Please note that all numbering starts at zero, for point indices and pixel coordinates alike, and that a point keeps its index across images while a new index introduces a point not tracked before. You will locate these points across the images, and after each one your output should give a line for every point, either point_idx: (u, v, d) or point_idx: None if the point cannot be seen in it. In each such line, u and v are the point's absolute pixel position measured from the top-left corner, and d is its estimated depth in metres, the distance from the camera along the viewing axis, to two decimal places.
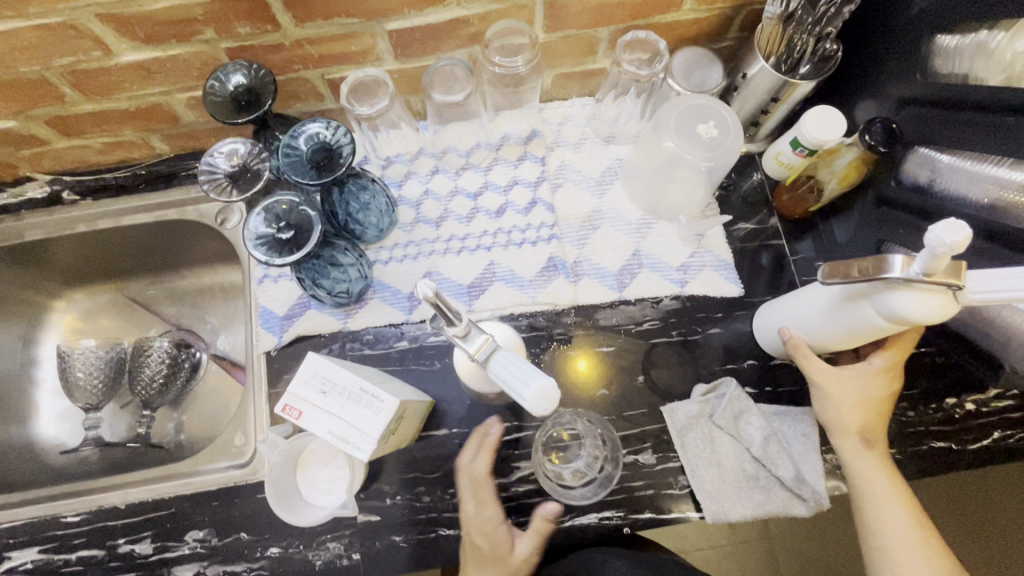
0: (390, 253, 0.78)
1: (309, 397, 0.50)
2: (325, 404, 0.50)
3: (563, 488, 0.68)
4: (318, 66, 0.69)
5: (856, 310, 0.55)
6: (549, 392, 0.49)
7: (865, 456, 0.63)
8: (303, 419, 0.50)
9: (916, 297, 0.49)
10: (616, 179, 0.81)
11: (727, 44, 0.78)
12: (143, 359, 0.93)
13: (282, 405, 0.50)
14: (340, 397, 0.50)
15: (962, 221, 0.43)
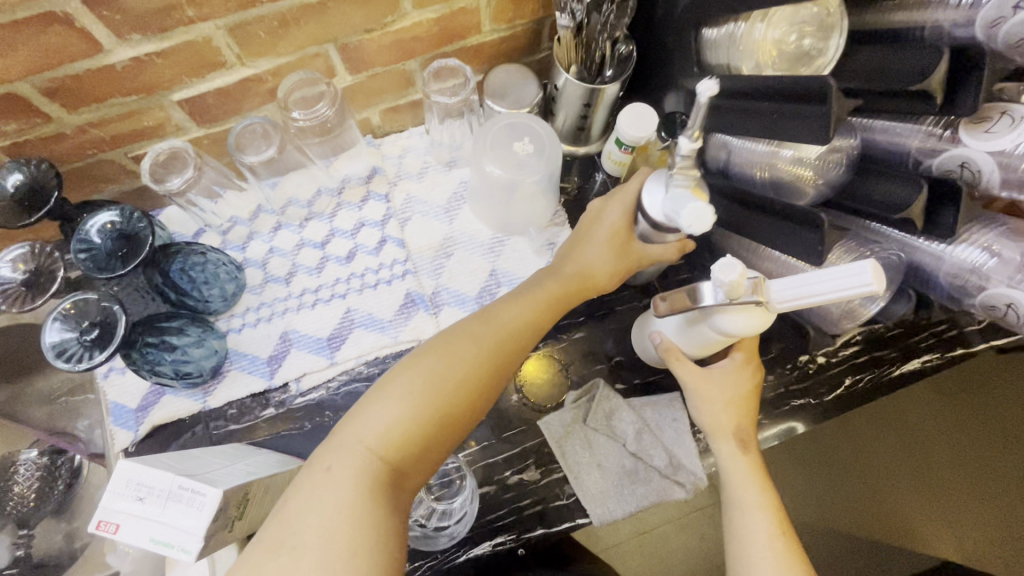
0: (243, 319, 0.75)
1: (124, 508, 0.47)
2: (143, 515, 0.47)
3: (437, 531, 0.67)
4: (115, 147, 0.66)
5: (699, 330, 0.55)
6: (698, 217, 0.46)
7: (740, 460, 0.60)
8: (121, 533, 0.47)
9: (737, 317, 0.49)
10: (463, 202, 0.82)
11: (541, 55, 0.79)
12: (11, 477, 0.88)
13: (96, 522, 0.47)
14: (158, 500, 0.48)
15: (731, 260, 0.43)
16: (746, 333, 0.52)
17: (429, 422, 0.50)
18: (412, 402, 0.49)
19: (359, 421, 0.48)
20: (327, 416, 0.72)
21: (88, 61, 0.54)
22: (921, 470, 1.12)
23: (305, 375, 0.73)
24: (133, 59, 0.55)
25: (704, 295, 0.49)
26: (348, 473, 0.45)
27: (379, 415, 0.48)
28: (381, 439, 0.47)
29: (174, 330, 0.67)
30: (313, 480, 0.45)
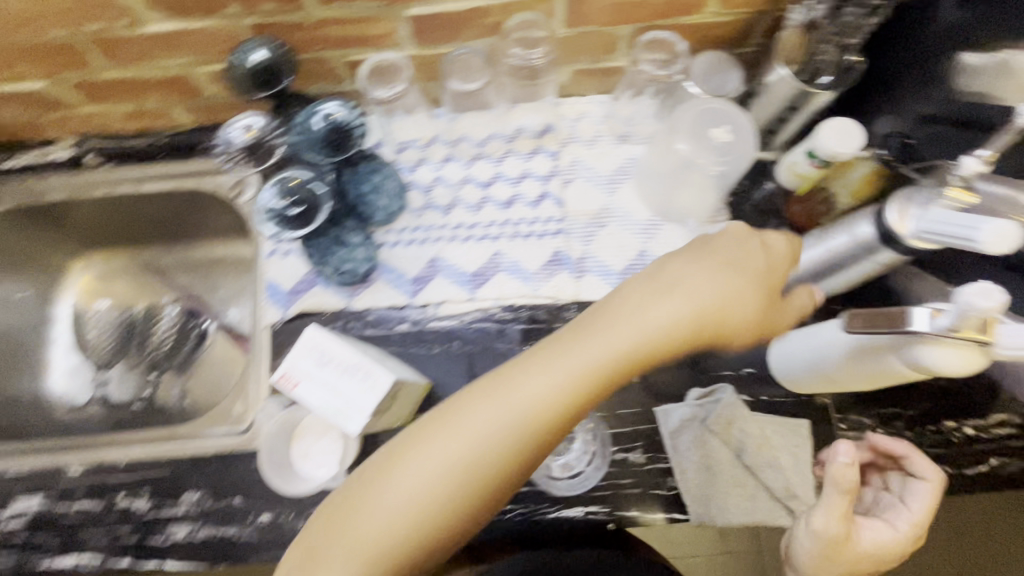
0: (397, 236, 0.79)
1: (307, 369, 0.52)
2: (318, 378, 0.51)
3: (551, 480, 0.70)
4: (338, 48, 0.69)
5: (880, 359, 0.53)
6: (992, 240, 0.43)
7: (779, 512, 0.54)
8: (298, 389, 0.52)
9: (947, 352, 0.47)
10: (627, 178, 0.81)
11: (749, 50, 0.77)
12: (154, 324, 0.99)
13: (281, 374, 0.52)
14: (336, 369, 0.52)
15: (998, 289, 0.43)
16: (948, 373, 0.49)
17: (552, 413, 0.46)
18: (542, 386, 0.46)
19: (442, 424, 0.46)
20: (455, 346, 0.75)
21: None
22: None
23: (444, 303, 0.76)
24: None
25: (917, 320, 0.46)
26: (421, 477, 0.45)
27: (483, 418, 0.45)
28: (482, 444, 0.45)
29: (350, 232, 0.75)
30: (389, 467, 0.46)
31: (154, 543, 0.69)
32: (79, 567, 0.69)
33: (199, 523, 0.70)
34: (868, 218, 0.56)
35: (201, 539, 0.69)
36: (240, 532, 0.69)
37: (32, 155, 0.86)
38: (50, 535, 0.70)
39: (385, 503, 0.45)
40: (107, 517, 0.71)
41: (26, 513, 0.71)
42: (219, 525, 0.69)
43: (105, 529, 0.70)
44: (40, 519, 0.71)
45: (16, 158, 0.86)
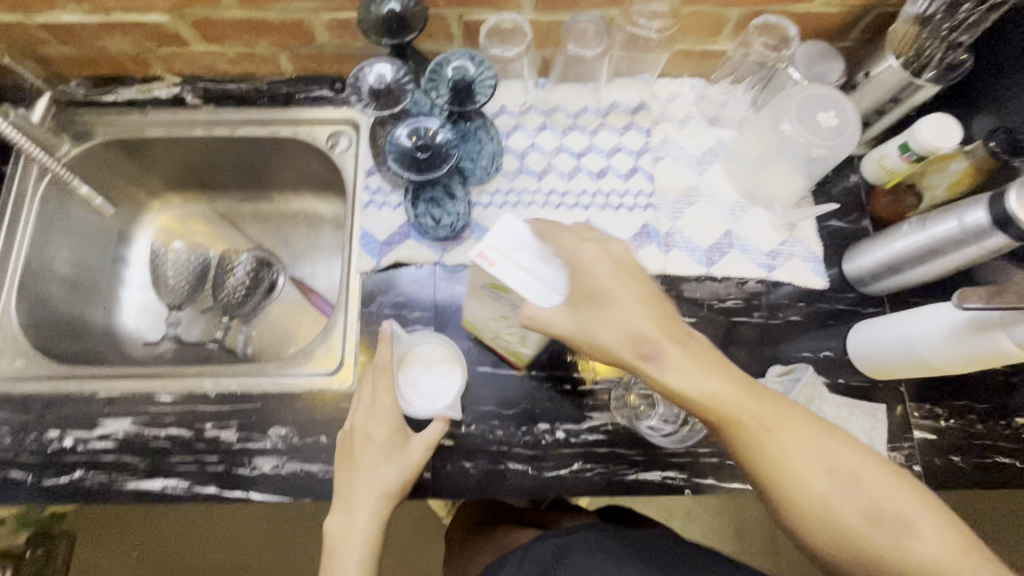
0: (491, 198, 0.80)
1: (506, 253, 0.55)
2: (513, 259, 0.55)
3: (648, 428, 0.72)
4: (460, 6, 0.71)
5: (988, 337, 0.56)
6: None
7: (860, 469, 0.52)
8: (494, 268, 0.54)
9: None
10: (717, 160, 0.83)
11: (849, 44, 0.79)
12: (228, 271, 0.98)
13: (479, 252, 0.55)
14: (531, 255, 0.56)
15: None
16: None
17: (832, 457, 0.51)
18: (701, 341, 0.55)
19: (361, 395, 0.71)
20: None
21: None
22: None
23: None
24: None
25: None
26: (367, 511, 0.66)
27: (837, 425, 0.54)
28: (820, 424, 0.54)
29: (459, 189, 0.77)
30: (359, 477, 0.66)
31: (240, 473, 0.71)
32: (166, 490, 0.70)
33: (285, 457, 0.71)
34: (981, 205, 0.58)
35: (287, 473, 0.71)
36: (325, 469, 0.70)
37: (134, 90, 0.87)
38: (138, 457, 0.71)
39: (376, 475, 0.66)
40: (194, 444, 0.72)
41: (114, 434, 0.73)
42: (304, 461, 0.71)
43: (193, 456, 0.71)
44: (128, 441, 0.72)
45: (116, 93, 0.87)
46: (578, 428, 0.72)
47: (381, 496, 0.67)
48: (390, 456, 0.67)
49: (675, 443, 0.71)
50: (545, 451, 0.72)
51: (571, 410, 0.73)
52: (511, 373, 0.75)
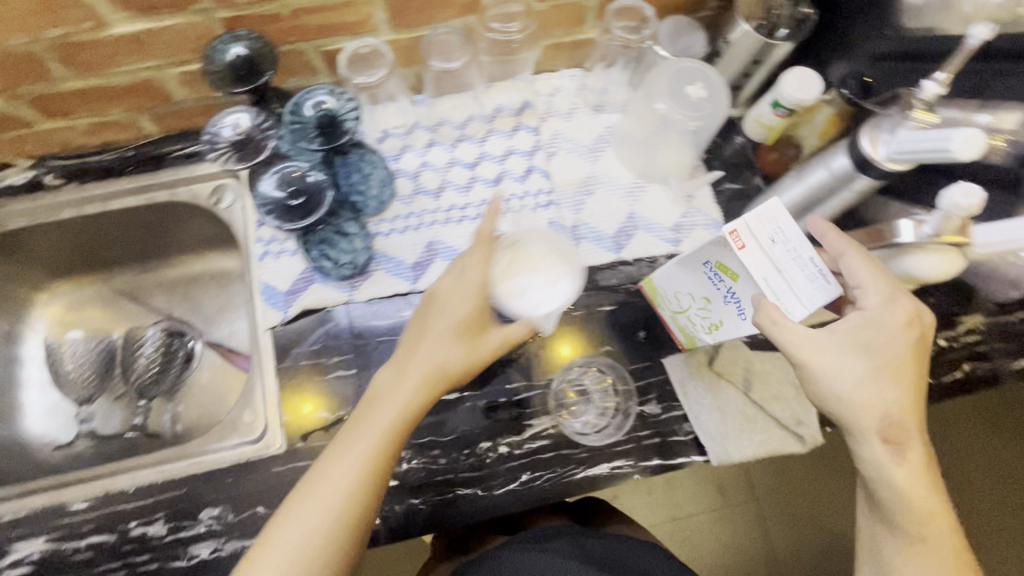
0: (391, 225, 0.78)
1: (763, 239, 0.51)
2: (772, 254, 0.51)
3: (578, 434, 0.72)
4: (314, 38, 0.69)
5: None
6: (975, 141, 0.46)
7: (897, 470, 0.53)
8: (743, 252, 0.51)
9: (931, 259, 0.53)
10: (608, 146, 0.84)
11: (708, 13, 0.81)
12: (136, 350, 0.94)
13: (732, 229, 0.52)
14: (786, 253, 0.51)
15: (977, 187, 0.46)
16: (930, 278, 0.55)
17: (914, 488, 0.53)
18: (904, 351, 0.53)
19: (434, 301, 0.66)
20: None
21: None
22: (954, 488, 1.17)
23: None
24: None
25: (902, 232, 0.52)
26: (363, 444, 0.59)
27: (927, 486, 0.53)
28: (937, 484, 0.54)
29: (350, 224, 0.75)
30: (359, 422, 0.61)
31: (178, 566, 0.66)
32: None
33: (223, 538, 0.67)
34: (844, 152, 0.61)
35: (228, 554, 0.67)
36: None
37: None
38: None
39: (383, 412, 0.61)
40: (121, 547, 0.67)
41: (30, 557, 0.67)
42: (245, 537, 0.67)
43: (122, 560, 0.67)
44: (47, 561, 0.67)
45: None
46: (520, 438, 0.72)
47: (431, 374, 0.62)
48: (403, 366, 0.64)
49: (609, 434, 0.72)
50: (491, 469, 0.71)
51: (509, 423, 0.73)
52: (444, 398, 0.73)
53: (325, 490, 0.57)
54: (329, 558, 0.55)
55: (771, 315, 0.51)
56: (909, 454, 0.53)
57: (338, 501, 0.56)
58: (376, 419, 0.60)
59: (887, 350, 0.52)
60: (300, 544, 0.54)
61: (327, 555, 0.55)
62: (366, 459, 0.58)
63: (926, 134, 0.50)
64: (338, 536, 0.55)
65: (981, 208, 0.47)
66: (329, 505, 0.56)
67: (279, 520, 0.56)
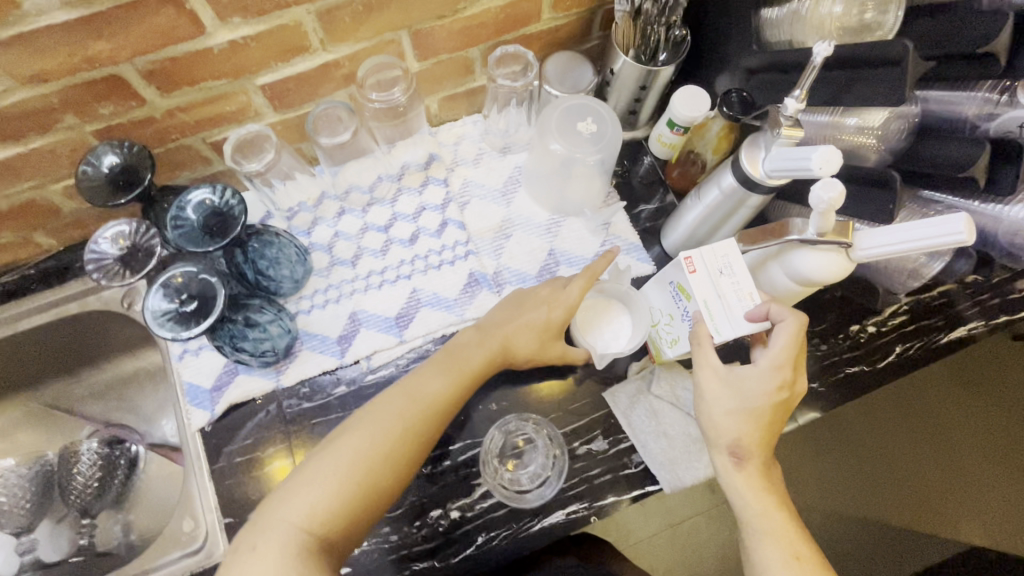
0: (311, 301, 0.77)
1: (713, 269, 0.59)
2: (713, 279, 0.58)
3: (520, 492, 0.70)
4: (196, 132, 0.68)
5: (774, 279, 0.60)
6: (833, 157, 0.48)
7: (735, 476, 0.59)
8: (692, 275, 0.59)
9: (816, 257, 0.54)
10: (519, 186, 0.84)
11: (593, 43, 0.82)
12: (72, 467, 0.89)
13: (687, 254, 0.60)
14: (730, 283, 0.58)
15: (836, 179, 0.47)
16: (825, 280, 0.55)
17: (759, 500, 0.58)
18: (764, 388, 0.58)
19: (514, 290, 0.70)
20: None
21: (192, 43, 0.56)
22: (950, 467, 1.08)
23: (375, 353, 0.75)
24: (230, 42, 0.58)
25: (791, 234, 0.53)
26: (404, 416, 0.59)
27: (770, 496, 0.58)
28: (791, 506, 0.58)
29: (261, 313, 0.71)
30: (398, 397, 0.61)
31: None
32: None
33: None
34: (730, 170, 0.62)
35: None
36: None
37: None
38: None
39: (423, 390, 0.61)
40: None
41: None
42: None
43: None
44: None
45: None
46: (470, 500, 0.70)
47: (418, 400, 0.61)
48: (439, 372, 0.63)
49: (537, 495, 0.70)
50: (445, 538, 0.69)
51: (456, 485, 0.71)
52: None
53: (326, 466, 0.54)
54: (328, 527, 0.52)
55: (701, 333, 0.59)
56: (748, 471, 0.58)
57: (350, 474, 0.54)
58: (396, 407, 0.59)
59: (751, 395, 0.58)
60: (301, 507, 0.52)
61: (330, 523, 0.52)
62: (383, 432, 0.57)
63: (795, 151, 0.52)
64: (344, 507, 0.53)
65: (843, 200, 0.47)
66: (340, 472, 0.54)
67: (277, 495, 0.54)
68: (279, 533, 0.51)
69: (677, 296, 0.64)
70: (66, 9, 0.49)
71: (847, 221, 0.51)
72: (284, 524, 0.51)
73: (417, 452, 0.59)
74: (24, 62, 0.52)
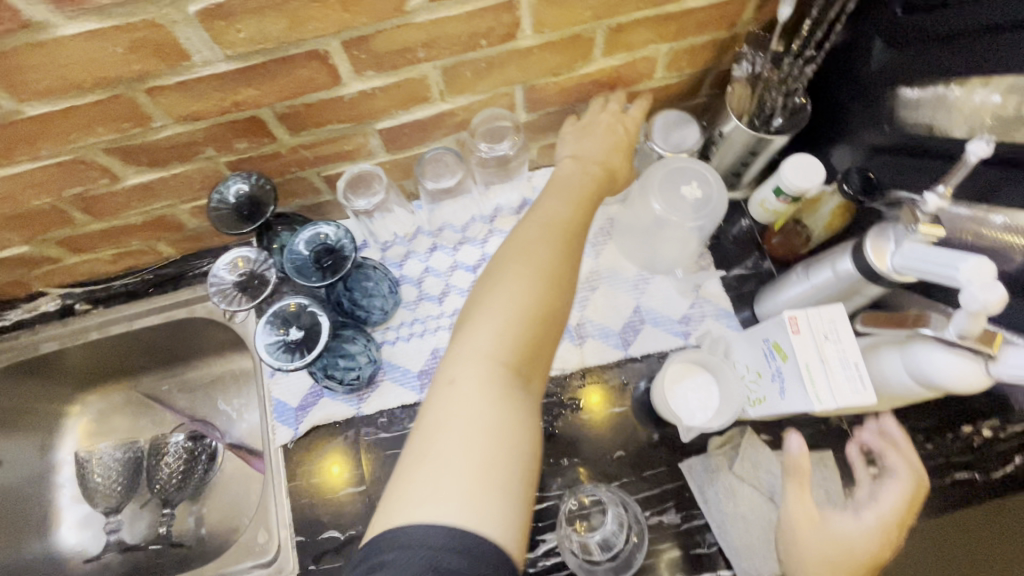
0: (396, 332, 0.79)
1: (819, 335, 0.54)
2: (818, 346, 0.54)
3: (590, 564, 0.67)
4: (314, 166, 0.72)
5: (887, 376, 0.56)
6: (986, 267, 0.44)
7: None
8: (795, 336, 0.55)
9: (950, 366, 0.49)
10: (608, 237, 0.84)
11: (701, 101, 0.81)
12: (160, 458, 0.94)
13: (791, 313, 0.56)
14: (836, 353, 0.54)
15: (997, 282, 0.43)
16: (953, 389, 0.51)
17: None
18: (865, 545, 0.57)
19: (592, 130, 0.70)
20: None
21: (327, 91, 0.60)
22: None
23: None
24: (360, 92, 0.61)
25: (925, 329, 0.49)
26: (545, 241, 0.56)
27: None
28: None
29: (353, 343, 0.75)
30: (532, 229, 0.57)
31: None
32: None
33: None
34: (848, 255, 0.58)
35: None
36: None
37: (20, 311, 0.86)
38: None
39: (558, 210, 0.60)
40: None
41: None
42: None
43: None
44: None
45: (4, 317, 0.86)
46: (534, 555, 0.69)
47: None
48: (558, 195, 0.62)
49: (619, 570, 0.67)
50: None
51: (518, 538, 0.70)
52: None
53: (498, 309, 0.50)
54: (516, 358, 0.49)
55: (800, 467, 0.59)
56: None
57: (517, 313, 0.50)
58: (537, 244, 0.55)
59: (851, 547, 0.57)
60: (492, 338, 0.49)
61: (519, 351, 0.49)
62: (543, 269, 0.53)
63: (935, 253, 0.48)
64: (523, 339, 0.49)
65: (1001, 305, 0.43)
66: (508, 313, 0.50)
67: (455, 338, 0.50)
68: (474, 365, 0.47)
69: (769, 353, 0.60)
70: (229, 61, 0.53)
71: (996, 331, 0.47)
72: (478, 358, 0.48)
73: (571, 288, 0.54)
74: (182, 104, 0.56)
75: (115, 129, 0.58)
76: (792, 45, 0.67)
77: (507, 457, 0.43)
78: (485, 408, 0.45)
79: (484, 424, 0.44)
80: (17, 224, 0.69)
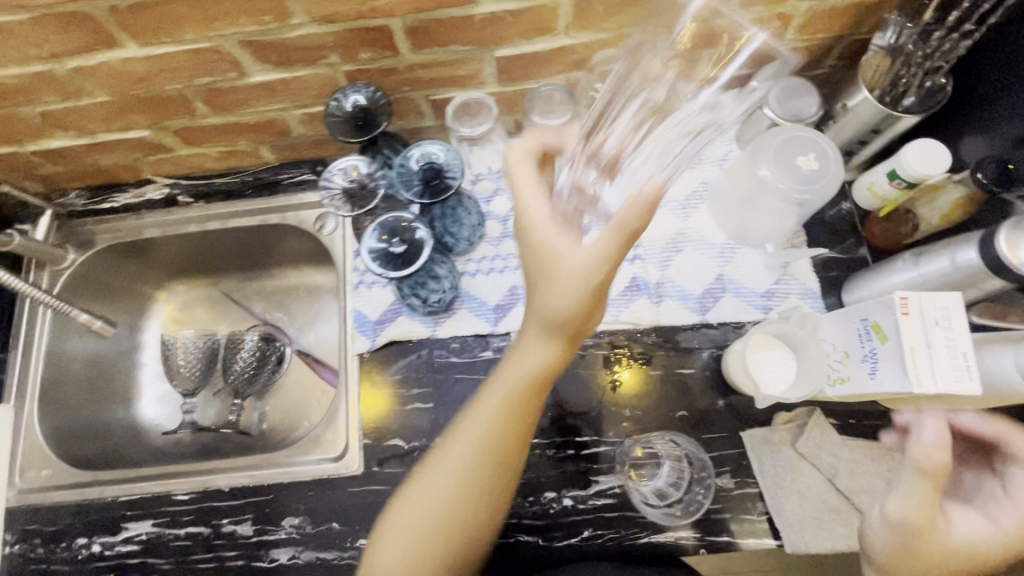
0: (477, 265, 0.81)
1: (929, 321, 0.53)
2: (926, 331, 0.53)
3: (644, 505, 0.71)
4: (425, 88, 0.72)
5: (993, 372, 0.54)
6: None
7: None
8: (904, 317, 0.54)
9: None
10: (701, 202, 0.82)
11: (824, 71, 0.77)
12: (235, 352, 1.00)
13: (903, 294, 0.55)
14: (944, 342, 0.53)
15: None
16: None
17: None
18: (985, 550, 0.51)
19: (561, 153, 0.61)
20: None
21: (460, 8, 0.59)
22: None
23: None
24: (491, 14, 0.61)
25: None
26: (551, 345, 0.57)
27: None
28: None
29: (442, 267, 0.77)
30: (531, 336, 0.57)
31: (259, 567, 0.73)
32: None
33: (301, 547, 0.73)
34: (974, 246, 0.56)
35: (303, 562, 0.73)
36: (339, 556, 0.72)
37: (129, 195, 0.91)
38: (167, 558, 0.74)
39: (556, 292, 0.53)
40: (214, 541, 0.74)
41: (138, 537, 0.75)
42: (320, 549, 0.73)
43: (214, 552, 0.74)
44: (151, 543, 0.75)
45: (113, 200, 0.91)
46: (585, 493, 0.72)
47: (550, 322, 0.55)
48: (555, 285, 0.53)
49: (686, 513, 0.71)
50: (553, 520, 0.72)
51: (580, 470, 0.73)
52: None
53: (495, 393, 0.58)
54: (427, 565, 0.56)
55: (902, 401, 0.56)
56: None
57: (472, 466, 0.57)
58: (500, 396, 0.58)
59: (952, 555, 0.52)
60: (446, 482, 0.57)
61: (442, 553, 0.56)
62: (516, 386, 0.57)
63: None
64: (450, 509, 0.56)
65: None
66: (465, 459, 0.57)
67: (439, 452, 0.59)
68: (410, 508, 0.57)
69: (865, 334, 0.59)
70: None
71: None
72: (419, 508, 0.57)
73: (524, 435, 0.59)
74: (322, 4, 0.57)
75: (255, 21, 0.59)
76: (947, 15, 0.63)
77: (445, 553, 0.56)
78: (415, 520, 0.56)
79: (404, 562, 0.55)
80: (144, 107, 0.73)
